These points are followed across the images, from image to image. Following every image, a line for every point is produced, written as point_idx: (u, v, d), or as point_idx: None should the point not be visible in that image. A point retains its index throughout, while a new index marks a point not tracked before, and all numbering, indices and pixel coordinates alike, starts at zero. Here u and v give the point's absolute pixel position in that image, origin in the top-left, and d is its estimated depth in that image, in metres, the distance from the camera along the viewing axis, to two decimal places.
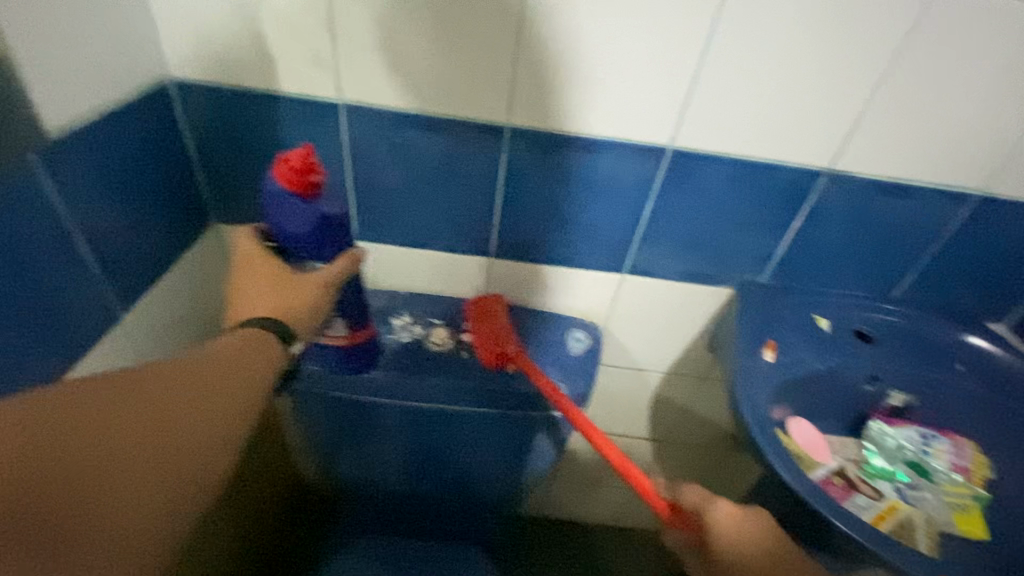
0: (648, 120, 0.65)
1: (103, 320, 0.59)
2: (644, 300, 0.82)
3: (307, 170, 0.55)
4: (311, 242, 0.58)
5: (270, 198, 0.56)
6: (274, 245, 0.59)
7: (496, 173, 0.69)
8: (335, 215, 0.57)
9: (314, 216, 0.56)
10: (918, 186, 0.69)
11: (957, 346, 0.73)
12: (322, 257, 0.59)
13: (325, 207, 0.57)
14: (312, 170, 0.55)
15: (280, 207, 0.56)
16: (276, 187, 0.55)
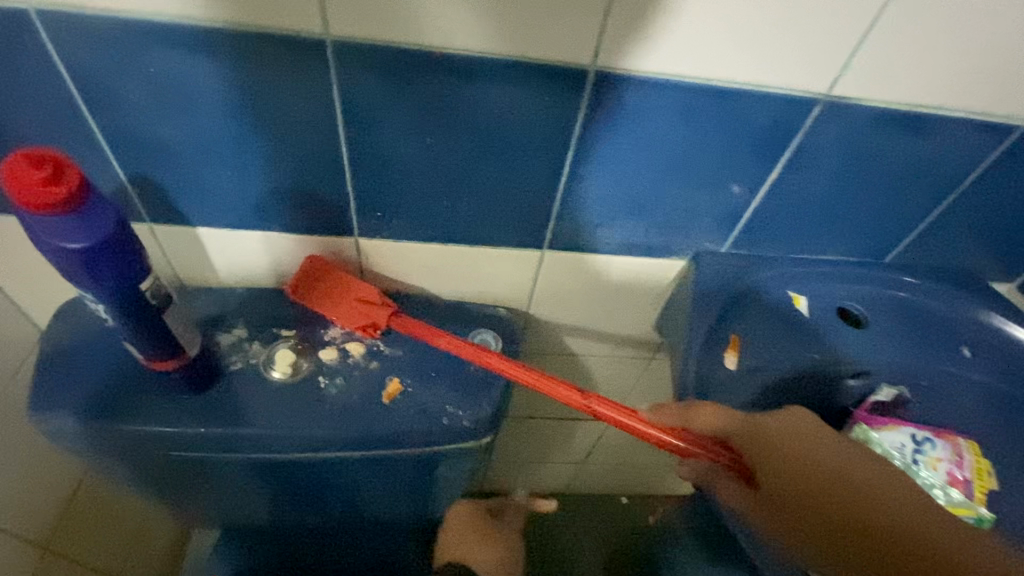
0: (558, 28, 0.40)
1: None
2: (575, 279, 0.62)
3: (50, 177, 0.33)
4: (111, 281, 0.38)
5: (32, 236, 0.35)
6: (95, 308, 0.41)
7: (334, 117, 0.45)
8: (116, 230, 0.37)
9: (73, 253, 0.36)
10: (943, 118, 0.48)
11: (957, 322, 0.58)
12: (127, 288, 0.39)
13: (95, 224, 0.36)
14: (59, 175, 0.33)
15: (28, 232, 0.35)
16: (26, 215, 0.34)
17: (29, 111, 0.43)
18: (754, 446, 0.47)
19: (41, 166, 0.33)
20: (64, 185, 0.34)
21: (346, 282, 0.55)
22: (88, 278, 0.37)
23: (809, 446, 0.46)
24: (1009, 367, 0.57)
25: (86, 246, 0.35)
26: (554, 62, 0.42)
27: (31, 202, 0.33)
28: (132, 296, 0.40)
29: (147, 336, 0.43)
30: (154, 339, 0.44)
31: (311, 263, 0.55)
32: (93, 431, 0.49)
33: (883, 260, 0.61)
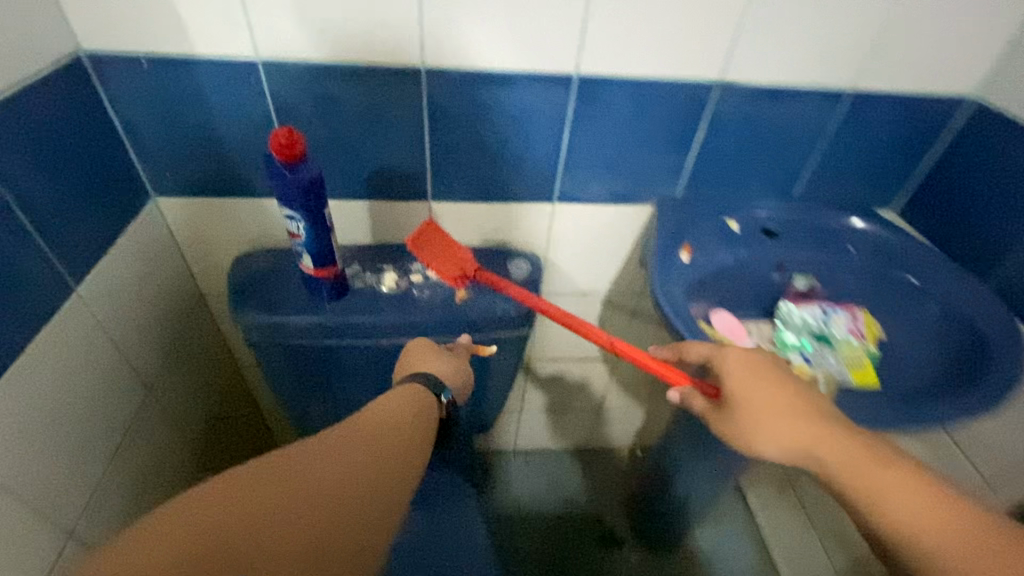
0: (551, 50, 0.68)
1: (49, 279, 0.61)
2: (578, 225, 0.89)
3: (292, 145, 0.60)
4: (309, 208, 0.65)
5: (275, 176, 0.63)
6: (294, 227, 0.67)
7: (419, 115, 0.73)
8: (316, 180, 0.64)
9: (295, 188, 0.63)
10: (802, 91, 0.75)
11: (845, 230, 0.83)
12: (316, 214, 0.66)
13: (308, 174, 0.63)
14: (297, 144, 0.60)
15: (273, 174, 0.63)
16: (275, 164, 0.62)
17: (242, 124, 0.72)
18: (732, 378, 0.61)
19: (288, 138, 0.60)
20: (297, 149, 0.61)
21: (449, 243, 0.78)
22: (298, 204, 0.65)
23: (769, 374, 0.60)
24: (884, 256, 0.81)
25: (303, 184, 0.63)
26: (551, 71, 0.70)
27: (281, 158, 0.61)
28: (317, 220, 0.67)
29: (317, 249, 0.69)
30: (323, 252, 0.70)
31: (429, 226, 0.77)
32: (267, 325, 0.74)
33: (792, 195, 0.87)
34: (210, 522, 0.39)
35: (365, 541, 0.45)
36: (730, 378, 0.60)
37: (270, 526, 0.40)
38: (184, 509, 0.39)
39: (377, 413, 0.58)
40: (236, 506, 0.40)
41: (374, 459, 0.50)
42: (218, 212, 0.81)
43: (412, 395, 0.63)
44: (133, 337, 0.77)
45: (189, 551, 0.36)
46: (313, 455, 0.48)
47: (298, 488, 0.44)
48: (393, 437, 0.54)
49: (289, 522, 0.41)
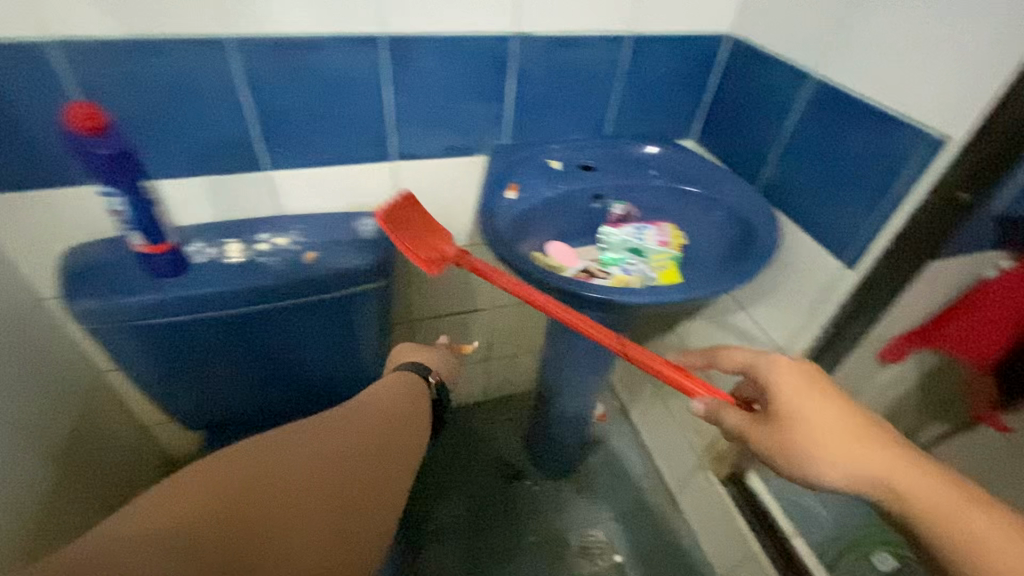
0: (352, 12, 0.74)
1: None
2: (420, 181, 0.95)
3: (93, 119, 0.61)
4: (123, 180, 0.66)
5: (80, 153, 0.63)
6: (112, 205, 0.68)
7: (236, 84, 0.75)
8: (127, 150, 0.64)
9: (105, 160, 0.63)
10: (587, 38, 0.86)
11: (649, 158, 0.97)
12: (131, 186, 0.67)
13: (116, 145, 0.63)
14: (98, 118, 0.61)
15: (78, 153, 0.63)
16: (78, 140, 0.62)
17: (44, 109, 0.70)
18: (773, 377, 0.58)
19: (88, 113, 0.60)
20: (100, 123, 0.61)
21: (419, 219, 0.84)
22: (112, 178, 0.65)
23: (820, 377, 0.57)
24: (681, 176, 0.95)
25: (112, 156, 0.63)
26: (358, 33, 0.76)
27: (83, 133, 0.61)
28: (135, 192, 0.67)
29: (138, 223, 0.70)
30: (149, 224, 0.72)
31: (402, 201, 0.83)
32: (108, 306, 0.74)
33: (604, 133, 0.99)
34: (205, 524, 0.39)
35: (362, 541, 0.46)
36: (781, 376, 0.58)
37: (269, 529, 0.42)
38: (181, 501, 0.40)
39: (372, 406, 0.58)
40: (230, 506, 0.41)
41: (372, 461, 0.51)
42: (37, 205, 0.78)
43: (399, 388, 0.64)
44: None
45: (191, 546, 0.38)
46: (310, 456, 0.48)
47: (296, 493, 0.44)
48: (387, 436, 0.55)
49: (288, 526, 0.42)
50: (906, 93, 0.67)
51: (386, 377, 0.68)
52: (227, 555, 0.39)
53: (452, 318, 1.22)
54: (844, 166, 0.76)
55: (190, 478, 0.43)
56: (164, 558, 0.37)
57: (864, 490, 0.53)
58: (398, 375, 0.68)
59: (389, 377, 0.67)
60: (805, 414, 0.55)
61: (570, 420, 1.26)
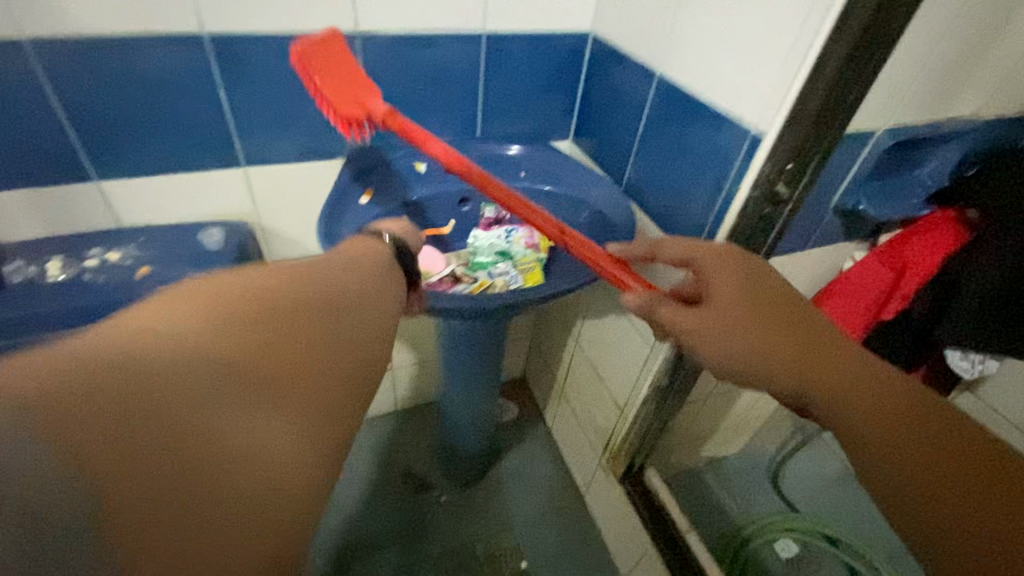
0: (161, 9, 0.68)
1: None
2: (278, 187, 0.90)
3: None
4: None
5: None
6: None
7: (36, 88, 0.68)
8: None
9: None
10: (437, 36, 0.83)
11: (518, 158, 0.95)
12: None
13: None
14: None
15: None
16: None
17: None
18: (713, 265, 0.57)
19: None
20: None
21: (347, 68, 0.75)
22: None
23: (785, 287, 0.55)
24: (552, 176, 0.94)
25: None
26: (173, 32, 0.70)
27: None
28: None
29: None
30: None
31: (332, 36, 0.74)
32: None
33: (474, 133, 0.97)
34: (204, 339, 0.30)
35: (334, 401, 0.34)
36: (723, 274, 0.56)
37: (269, 363, 0.32)
38: (137, 318, 0.30)
39: (346, 286, 0.42)
40: (132, 377, 0.26)
41: (340, 310, 0.39)
42: None
43: (368, 247, 0.51)
44: None
45: (112, 378, 0.25)
46: (264, 290, 0.36)
47: (261, 321, 0.33)
48: (355, 291, 0.43)
49: (285, 364, 0.32)
50: (730, 89, 0.68)
51: (350, 242, 0.51)
52: (222, 380, 0.29)
53: None
54: (687, 161, 0.76)
55: (185, 297, 0.33)
56: (155, 364, 0.27)
57: (884, 461, 0.43)
58: (365, 242, 0.52)
59: (356, 243, 0.52)
60: (760, 328, 0.52)
61: (469, 428, 1.24)
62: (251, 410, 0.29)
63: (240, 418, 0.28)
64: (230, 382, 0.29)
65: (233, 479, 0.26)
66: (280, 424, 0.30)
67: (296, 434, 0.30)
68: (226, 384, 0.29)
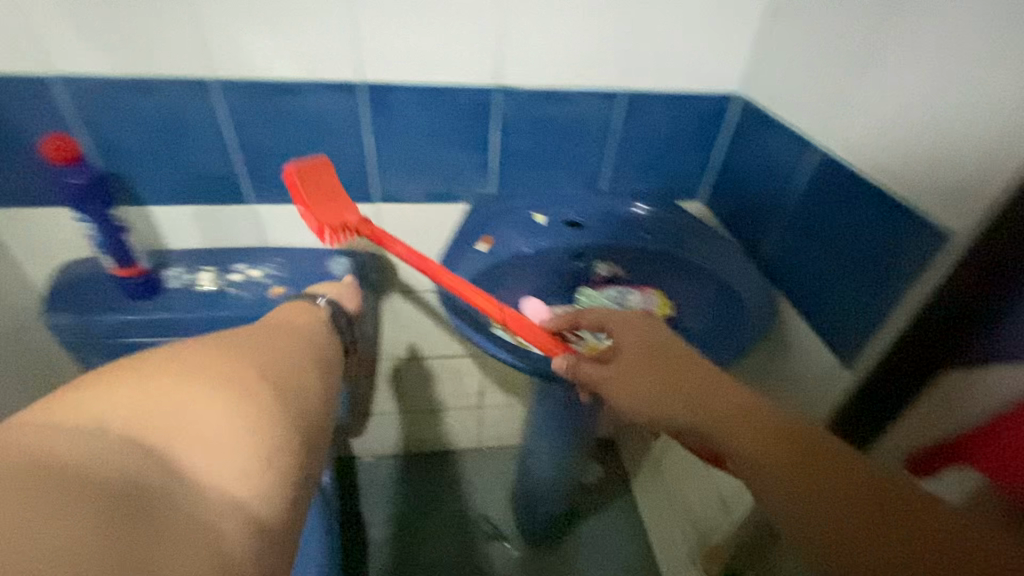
0: (331, 60, 0.74)
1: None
2: (403, 223, 0.94)
3: (67, 150, 0.65)
4: (94, 205, 0.70)
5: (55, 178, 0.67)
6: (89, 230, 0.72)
7: (220, 122, 0.78)
8: (94, 179, 0.68)
9: (77, 186, 0.68)
10: (577, 92, 0.83)
11: (645, 219, 0.90)
12: (100, 210, 0.71)
13: (85, 172, 0.68)
14: (72, 149, 0.65)
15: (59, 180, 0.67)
16: (53, 167, 0.67)
17: None
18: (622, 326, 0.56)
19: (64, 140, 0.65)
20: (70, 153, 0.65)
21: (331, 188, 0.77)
22: (85, 203, 0.69)
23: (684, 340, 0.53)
24: (676, 240, 0.88)
25: (83, 180, 0.68)
26: (335, 80, 0.76)
27: (57, 158, 0.65)
28: (105, 217, 0.72)
29: (107, 248, 0.74)
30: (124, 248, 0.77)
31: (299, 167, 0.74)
32: (76, 327, 0.77)
33: (599, 189, 0.94)
34: (141, 418, 0.32)
35: (275, 447, 0.36)
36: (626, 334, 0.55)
37: (197, 437, 0.33)
38: (71, 412, 0.32)
39: (263, 350, 0.44)
40: (50, 468, 0.27)
41: (270, 376, 0.41)
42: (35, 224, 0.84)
43: (292, 319, 0.55)
44: None
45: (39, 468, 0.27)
46: (168, 363, 0.37)
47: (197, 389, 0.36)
48: (288, 360, 0.44)
49: (219, 429, 0.34)
50: (909, 174, 0.59)
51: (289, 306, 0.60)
52: (149, 465, 0.31)
53: (440, 363, 1.19)
54: (844, 249, 0.67)
55: (121, 380, 0.35)
56: (66, 482, 0.27)
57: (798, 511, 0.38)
58: (284, 306, 0.60)
59: (291, 307, 0.60)
60: (660, 378, 0.49)
61: (548, 488, 1.18)
62: (165, 480, 0.31)
63: (151, 482, 0.30)
64: (156, 465, 0.31)
65: (172, 544, 0.28)
66: (213, 479, 0.32)
67: (233, 498, 0.32)
68: (145, 460, 0.31)
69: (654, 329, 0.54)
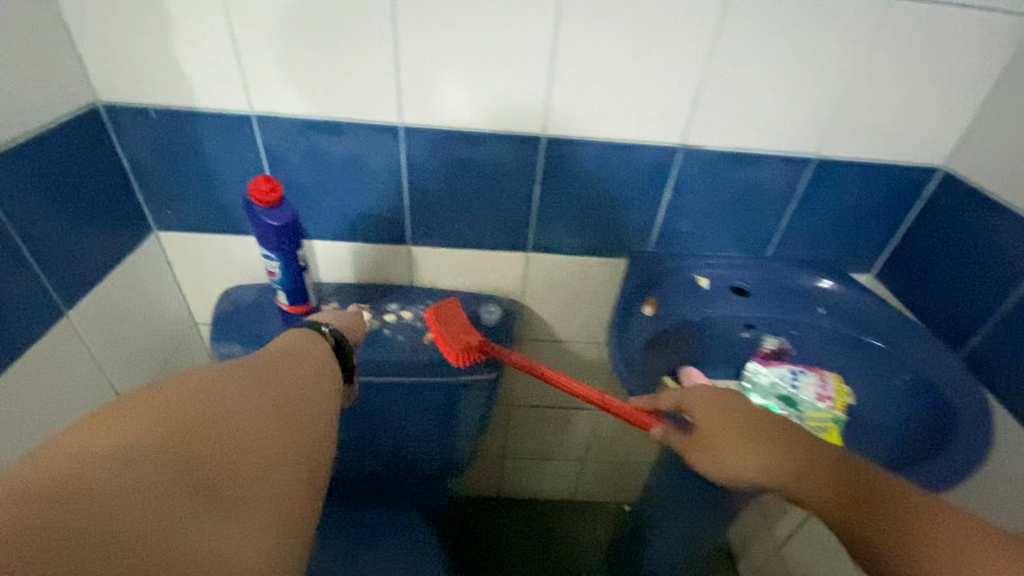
0: (519, 112, 0.73)
1: (37, 301, 0.66)
2: (553, 275, 0.91)
3: (271, 191, 0.66)
4: (285, 247, 0.70)
5: (254, 218, 0.68)
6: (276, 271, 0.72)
7: (398, 166, 0.78)
8: (291, 223, 0.68)
9: (273, 229, 0.68)
10: (764, 156, 0.78)
11: (818, 292, 0.84)
12: (290, 252, 0.71)
13: (284, 217, 0.68)
14: (275, 191, 0.66)
15: (258, 221, 0.68)
16: (255, 207, 0.67)
17: (239, 174, 0.79)
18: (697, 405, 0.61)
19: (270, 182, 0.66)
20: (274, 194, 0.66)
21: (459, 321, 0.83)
22: (277, 245, 0.69)
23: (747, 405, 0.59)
24: (858, 321, 0.80)
25: (282, 223, 0.67)
26: (518, 132, 0.75)
27: (261, 200, 0.66)
28: (293, 259, 0.72)
29: (288, 287, 0.74)
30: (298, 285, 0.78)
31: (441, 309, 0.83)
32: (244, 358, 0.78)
33: (764, 255, 0.88)
34: (180, 452, 0.35)
35: (293, 496, 0.39)
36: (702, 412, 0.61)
37: (231, 484, 0.36)
38: (124, 435, 0.34)
39: (289, 402, 0.44)
40: (76, 496, 0.29)
41: (288, 422, 0.43)
42: (206, 247, 0.88)
43: (308, 346, 0.55)
44: (117, 359, 0.80)
45: (98, 498, 0.30)
46: (203, 400, 0.39)
47: (227, 432, 0.38)
48: (308, 401, 0.46)
49: (240, 476, 0.37)
50: None
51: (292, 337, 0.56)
52: (186, 498, 0.33)
53: (555, 411, 1.14)
54: None
55: (154, 403, 0.37)
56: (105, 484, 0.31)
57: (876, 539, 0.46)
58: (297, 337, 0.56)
59: (296, 337, 0.56)
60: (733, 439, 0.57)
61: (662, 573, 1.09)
62: (201, 518, 0.33)
63: (191, 520, 0.33)
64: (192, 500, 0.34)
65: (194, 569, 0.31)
66: (242, 525, 0.35)
67: (244, 549, 0.34)
68: (188, 500, 0.33)
69: (723, 398, 0.61)
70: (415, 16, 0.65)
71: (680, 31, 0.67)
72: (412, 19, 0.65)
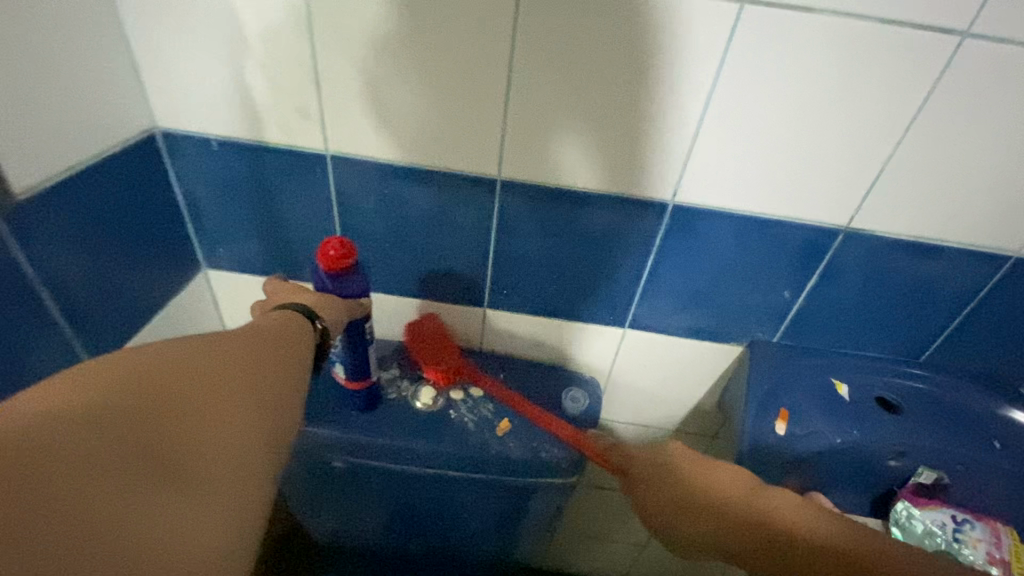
0: (647, 173, 0.60)
1: (63, 365, 0.56)
2: (650, 356, 0.77)
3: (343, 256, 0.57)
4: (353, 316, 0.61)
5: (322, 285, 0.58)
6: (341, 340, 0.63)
7: (489, 223, 0.66)
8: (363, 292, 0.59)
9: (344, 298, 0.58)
10: (948, 248, 0.62)
11: (995, 419, 0.67)
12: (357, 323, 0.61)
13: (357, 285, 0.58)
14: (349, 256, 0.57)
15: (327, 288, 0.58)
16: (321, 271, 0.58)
17: (303, 217, 0.68)
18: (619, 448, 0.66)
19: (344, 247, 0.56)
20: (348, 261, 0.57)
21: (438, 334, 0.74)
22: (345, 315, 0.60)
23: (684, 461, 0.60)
24: None
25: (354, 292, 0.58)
26: (641, 196, 0.61)
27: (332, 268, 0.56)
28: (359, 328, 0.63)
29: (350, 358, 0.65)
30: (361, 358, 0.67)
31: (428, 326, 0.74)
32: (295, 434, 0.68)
33: (917, 360, 0.72)
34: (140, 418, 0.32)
35: (258, 483, 0.37)
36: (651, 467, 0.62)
37: (193, 463, 0.34)
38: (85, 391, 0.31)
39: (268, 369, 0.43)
40: (47, 452, 0.28)
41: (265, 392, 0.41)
42: (258, 292, 0.77)
43: (291, 325, 0.50)
44: None
45: (55, 461, 0.28)
46: (172, 367, 0.36)
47: (193, 406, 0.36)
48: (285, 372, 0.45)
49: (206, 454, 0.35)
50: None
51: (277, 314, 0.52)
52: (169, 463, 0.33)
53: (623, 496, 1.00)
54: None
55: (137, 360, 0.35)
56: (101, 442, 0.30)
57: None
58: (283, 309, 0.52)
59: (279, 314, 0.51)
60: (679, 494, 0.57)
61: None
62: (155, 495, 0.31)
63: (145, 497, 0.31)
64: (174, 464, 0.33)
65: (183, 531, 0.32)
66: (202, 509, 0.33)
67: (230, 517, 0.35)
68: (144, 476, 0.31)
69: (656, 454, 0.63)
70: (542, 54, 0.53)
71: (872, 91, 0.52)
72: (538, 58, 0.53)
